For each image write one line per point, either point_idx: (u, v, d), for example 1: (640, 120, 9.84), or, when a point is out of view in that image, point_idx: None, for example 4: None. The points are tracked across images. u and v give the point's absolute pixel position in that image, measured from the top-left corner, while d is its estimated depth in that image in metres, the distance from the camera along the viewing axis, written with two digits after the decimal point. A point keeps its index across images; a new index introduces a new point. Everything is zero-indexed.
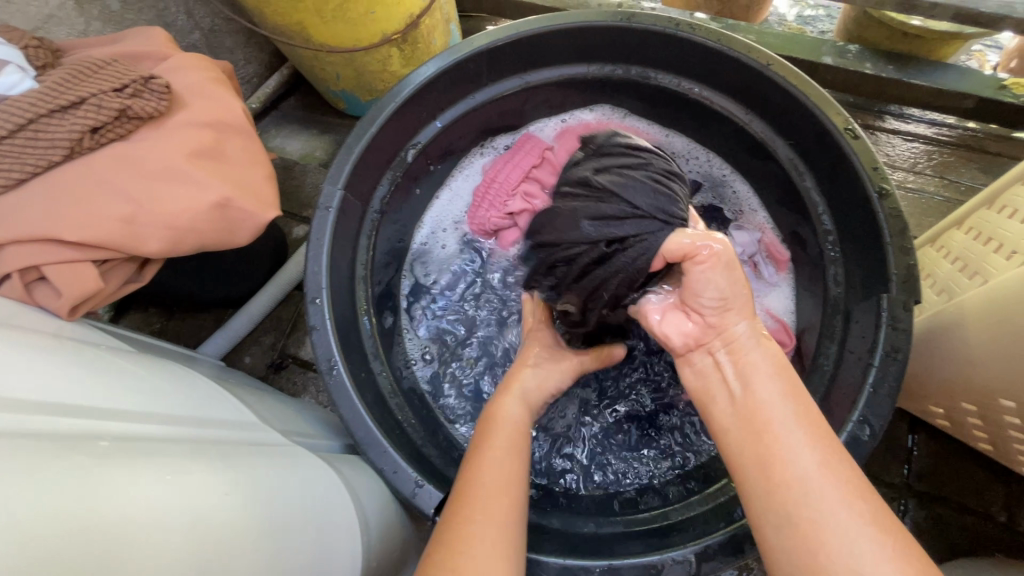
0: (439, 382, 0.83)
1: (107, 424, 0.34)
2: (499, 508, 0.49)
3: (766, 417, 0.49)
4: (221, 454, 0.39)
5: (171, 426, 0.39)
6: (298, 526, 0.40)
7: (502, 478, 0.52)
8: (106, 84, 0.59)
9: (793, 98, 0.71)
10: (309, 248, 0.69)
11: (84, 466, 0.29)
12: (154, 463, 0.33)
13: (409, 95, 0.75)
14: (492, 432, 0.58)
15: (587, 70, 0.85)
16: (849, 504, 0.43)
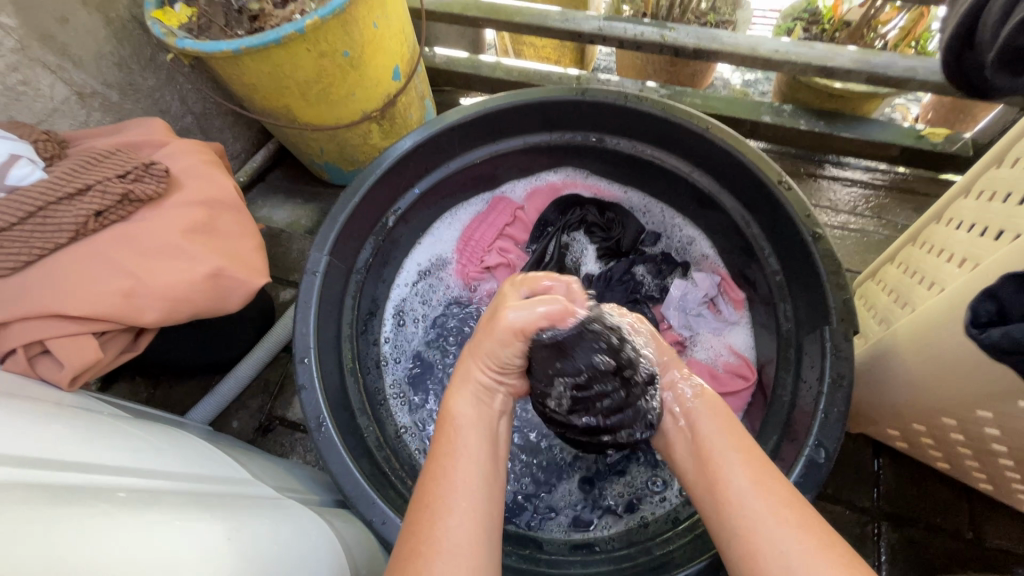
0: (424, 434, 0.85)
1: (114, 480, 0.37)
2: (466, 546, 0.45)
3: (711, 446, 0.55)
4: (226, 508, 0.41)
5: (171, 482, 0.42)
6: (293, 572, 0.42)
7: (456, 490, 0.49)
8: (110, 172, 0.65)
9: (731, 156, 0.80)
10: (297, 311, 0.74)
11: (96, 516, 0.32)
12: (158, 514, 0.36)
13: (388, 168, 0.83)
14: (446, 439, 0.54)
15: (550, 137, 0.94)
16: (776, 510, 0.47)
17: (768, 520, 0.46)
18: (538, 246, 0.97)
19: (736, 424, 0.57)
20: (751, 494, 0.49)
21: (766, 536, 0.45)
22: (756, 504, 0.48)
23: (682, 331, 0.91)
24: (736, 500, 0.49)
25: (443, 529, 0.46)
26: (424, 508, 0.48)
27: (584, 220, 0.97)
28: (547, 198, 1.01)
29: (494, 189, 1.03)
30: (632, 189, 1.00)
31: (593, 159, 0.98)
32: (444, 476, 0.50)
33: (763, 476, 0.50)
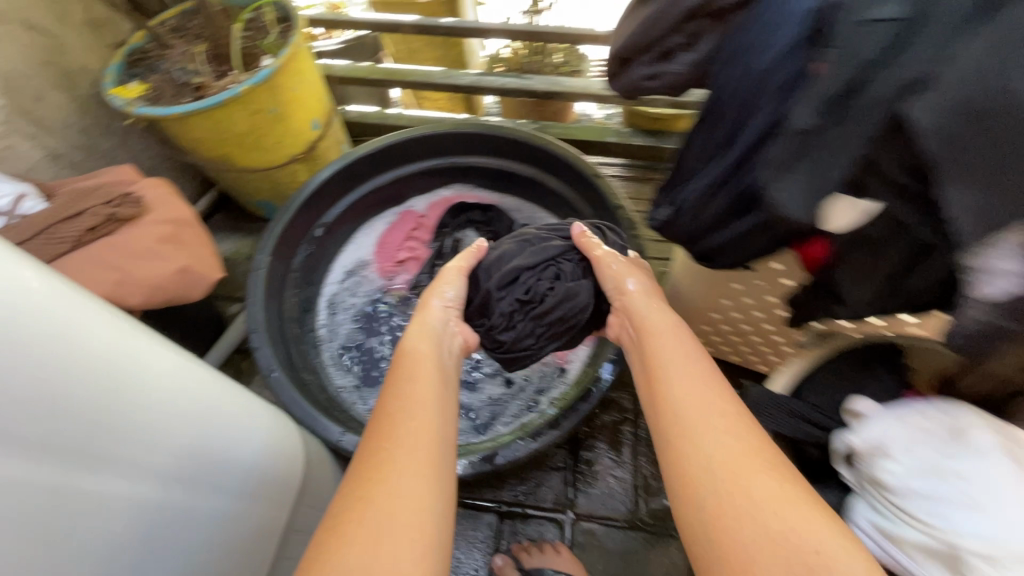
0: (359, 390, 1.08)
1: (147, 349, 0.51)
2: (412, 463, 0.56)
3: (657, 351, 0.67)
4: (194, 400, 0.55)
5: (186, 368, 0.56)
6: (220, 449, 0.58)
7: (411, 407, 0.61)
8: (97, 201, 0.88)
9: (563, 160, 1.13)
10: (248, 298, 0.98)
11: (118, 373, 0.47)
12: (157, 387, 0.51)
13: (312, 190, 1.10)
14: (405, 387, 0.64)
15: (438, 161, 1.25)
16: (710, 398, 0.58)
17: (685, 406, 0.59)
18: (437, 243, 1.25)
19: (691, 337, 0.68)
20: (689, 380, 0.61)
21: (701, 415, 0.57)
22: (682, 389, 0.60)
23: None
24: (673, 387, 0.61)
25: (398, 438, 0.58)
26: (378, 438, 0.58)
27: (471, 220, 1.27)
28: (443, 208, 1.31)
29: (401, 205, 1.31)
30: (507, 195, 1.32)
31: (474, 175, 1.29)
32: (399, 416, 0.60)
33: (702, 368, 0.62)
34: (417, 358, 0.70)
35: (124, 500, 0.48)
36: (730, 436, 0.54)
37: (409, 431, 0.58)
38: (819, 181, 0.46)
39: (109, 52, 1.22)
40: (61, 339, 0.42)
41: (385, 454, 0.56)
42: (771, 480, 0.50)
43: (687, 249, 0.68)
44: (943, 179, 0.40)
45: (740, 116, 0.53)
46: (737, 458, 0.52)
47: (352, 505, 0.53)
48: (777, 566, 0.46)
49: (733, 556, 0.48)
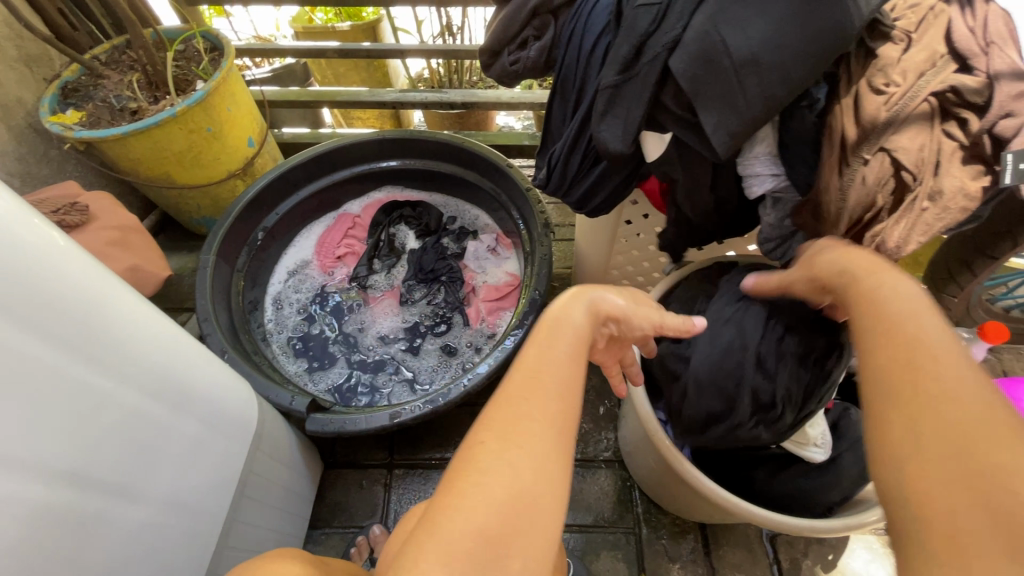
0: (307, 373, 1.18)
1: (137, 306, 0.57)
2: (543, 442, 0.47)
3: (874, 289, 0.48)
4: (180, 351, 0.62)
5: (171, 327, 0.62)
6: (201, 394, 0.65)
7: (552, 392, 0.51)
8: (45, 210, 0.96)
9: (476, 155, 1.29)
10: (196, 292, 1.06)
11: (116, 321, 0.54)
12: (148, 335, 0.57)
13: (250, 196, 1.20)
14: (552, 356, 0.54)
15: (367, 166, 1.39)
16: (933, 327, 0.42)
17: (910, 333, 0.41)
18: (372, 239, 1.37)
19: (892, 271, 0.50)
20: (902, 316, 0.43)
21: (928, 347, 0.40)
22: (908, 317, 0.42)
23: (477, 266, 1.34)
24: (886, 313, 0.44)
25: (532, 434, 0.47)
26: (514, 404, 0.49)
27: (402, 216, 1.41)
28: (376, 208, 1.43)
29: (336, 209, 1.43)
30: (434, 192, 1.46)
31: (401, 177, 1.43)
32: (531, 393, 0.49)
33: (929, 313, 0.43)
34: (567, 330, 0.58)
35: (155, 414, 0.59)
36: (946, 371, 0.38)
37: (545, 404, 0.49)
38: (627, 121, 0.63)
39: (43, 86, 1.30)
40: (65, 282, 0.48)
41: (520, 429, 0.47)
42: (996, 434, 0.34)
43: (564, 201, 0.83)
44: (698, 107, 0.58)
45: (580, 85, 0.71)
46: (960, 394, 0.36)
47: (466, 483, 0.43)
48: (954, 486, 0.33)
49: (928, 520, 0.33)
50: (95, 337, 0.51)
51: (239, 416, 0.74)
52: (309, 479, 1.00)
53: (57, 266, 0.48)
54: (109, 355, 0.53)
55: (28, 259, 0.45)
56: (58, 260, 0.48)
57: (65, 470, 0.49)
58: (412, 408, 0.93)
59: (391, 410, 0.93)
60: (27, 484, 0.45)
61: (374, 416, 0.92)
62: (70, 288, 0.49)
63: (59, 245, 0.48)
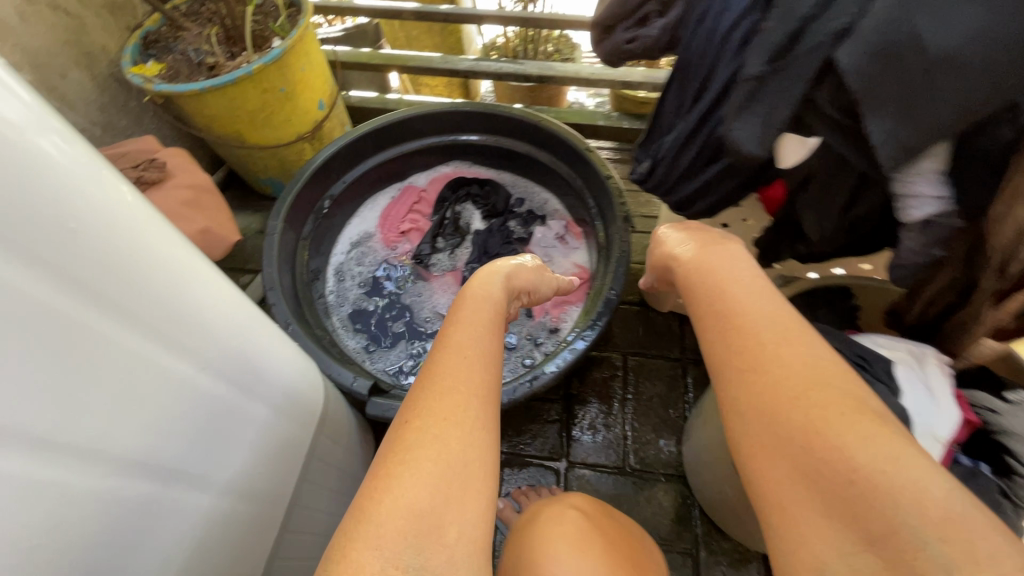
0: (365, 349, 1.16)
1: (220, 280, 0.54)
2: (458, 417, 0.55)
3: (725, 294, 0.55)
4: (257, 329, 0.59)
5: (250, 303, 0.59)
6: (273, 376, 0.62)
7: (467, 391, 0.58)
8: (127, 166, 0.96)
9: (553, 136, 1.21)
10: (264, 257, 1.05)
11: (201, 298, 0.50)
12: (232, 311, 0.54)
13: (320, 161, 1.17)
14: (456, 344, 0.64)
15: (438, 138, 1.33)
16: (770, 327, 0.50)
17: (764, 346, 0.48)
18: (437, 215, 1.33)
19: (751, 263, 0.60)
20: (748, 308, 0.52)
21: (776, 345, 0.48)
22: (746, 326, 0.50)
23: (548, 255, 1.28)
24: (752, 315, 0.51)
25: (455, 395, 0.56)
26: (427, 395, 0.57)
27: (469, 193, 1.35)
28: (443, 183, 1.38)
29: (402, 180, 1.39)
30: (503, 170, 1.39)
31: (471, 152, 1.37)
32: (445, 378, 0.59)
33: (772, 313, 0.51)
34: (470, 317, 0.69)
35: (229, 401, 0.55)
36: (791, 359, 0.46)
37: (456, 388, 0.58)
38: (770, 120, 0.54)
39: (126, 34, 1.29)
40: (155, 256, 0.45)
41: (446, 412, 0.55)
42: (840, 409, 0.42)
43: (663, 201, 0.76)
44: (866, 109, 0.49)
45: (707, 74, 0.62)
46: (820, 373, 0.45)
47: (406, 451, 0.52)
48: (815, 496, 0.40)
49: (797, 548, 0.40)
50: (168, 314, 0.47)
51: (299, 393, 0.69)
52: (362, 459, 0.99)
53: (128, 229, 0.42)
54: (178, 327, 0.48)
55: (119, 228, 0.41)
56: (130, 223, 0.42)
57: (141, 461, 0.46)
58: None
59: None
60: (106, 477, 0.43)
61: None
62: (140, 254, 0.43)
63: (128, 203, 0.42)
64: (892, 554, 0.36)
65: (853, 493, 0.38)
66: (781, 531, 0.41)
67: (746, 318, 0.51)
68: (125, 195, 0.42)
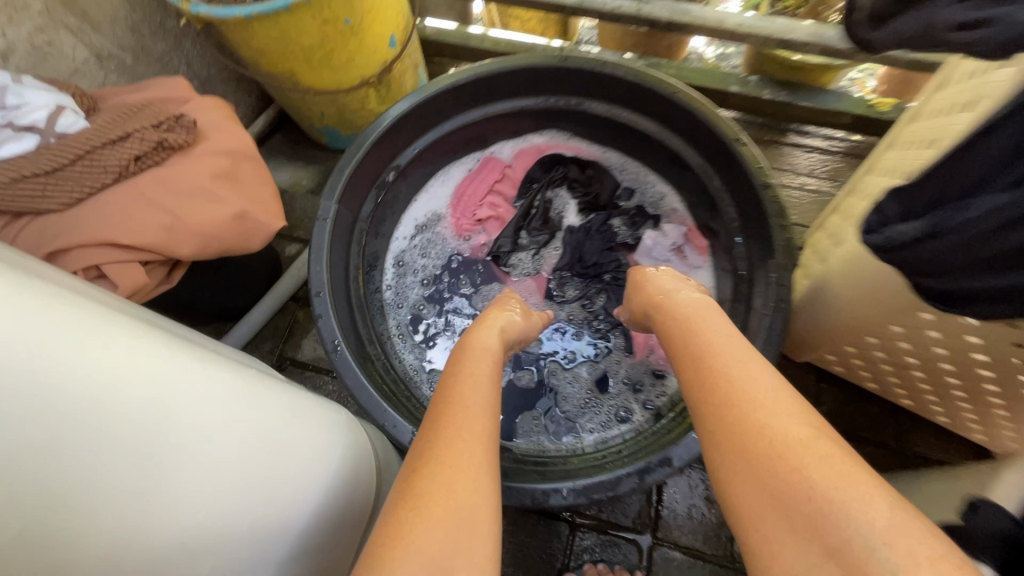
0: (424, 366, 0.98)
1: (187, 367, 0.40)
2: (467, 453, 0.57)
3: (708, 352, 0.57)
4: (253, 424, 0.45)
5: (238, 387, 0.45)
6: (284, 480, 0.48)
7: (473, 416, 0.61)
8: (146, 122, 0.73)
9: (696, 118, 0.90)
10: (312, 252, 0.83)
11: (161, 408, 0.36)
12: (212, 413, 0.41)
13: (388, 126, 0.90)
14: (467, 373, 0.68)
15: (536, 101, 1.02)
16: (750, 376, 0.52)
17: (747, 392, 0.50)
18: (524, 202, 1.10)
19: (728, 320, 0.63)
20: (729, 363, 0.54)
21: (752, 390, 0.50)
22: (727, 376, 0.53)
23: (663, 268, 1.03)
24: (726, 372, 0.54)
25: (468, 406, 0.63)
26: (440, 431, 0.59)
27: (566, 177, 1.11)
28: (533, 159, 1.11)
29: (484, 149, 1.12)
30: (611, 148, 1.10)
31: (573, 122, 1.07)
32: (457, 407, 0.62)
33: (751, 368, 0.53)
34: (475, 360, 0.71)
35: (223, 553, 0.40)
36: (748, 392, 0.50)
37: (466, 410, 0.62)
38: None
39: None
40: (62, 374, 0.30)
41: (455, 450, 0.56)
42: (801, 436, 0.45)
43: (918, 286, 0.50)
44: None
45: None
46: (772, 417, 0.47)
47: (423, 470, 0.55)
48: (791, 519, 0.42)
49: (773, 564, 0.42)
50: (113, 455, 0.32)
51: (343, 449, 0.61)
52: None
53: (48, 338, 0.30)
54: (183, 417, 0.37)
55: None
56: (51, 332, 0.30)
57: None
58: (565, 492, 0.69)
59: (534, 486, 0.70)
60: None
61: (515, 488, 0.70)
62: (87, 362, 0.32)
63: None
64: (850, 563, 0.38)
65: (811, 510, 0.41)
66: (762, 560, 0.42)
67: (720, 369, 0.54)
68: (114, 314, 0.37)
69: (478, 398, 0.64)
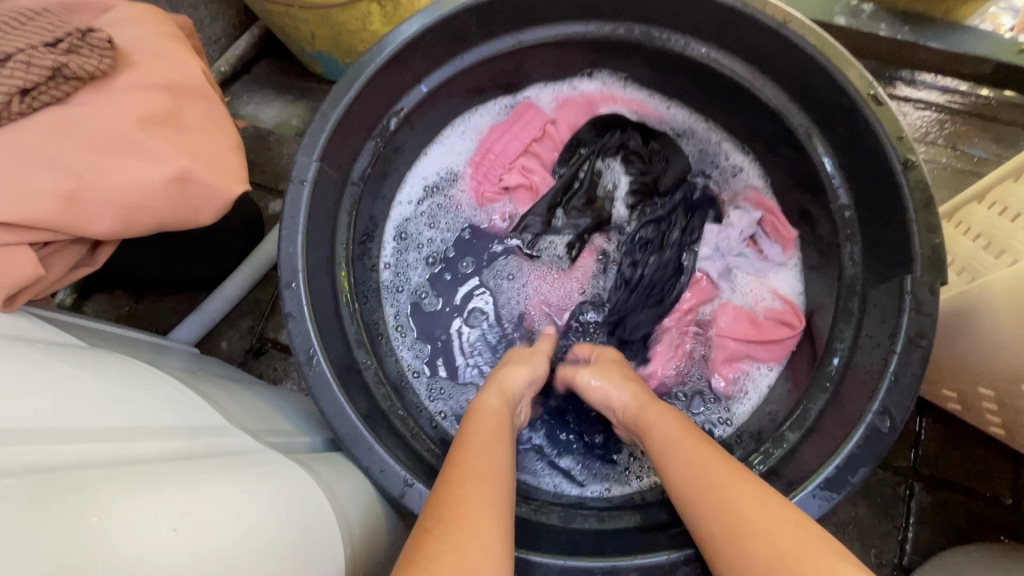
0: (425, 370, 0.79)
1: (52, 445, 0.32)
2: (487, 522, 0.41)
3: (675, 459, 0.50)
4: (202, 474, 0.36)
5: (148, 443, 0.36)
6: (294, 533, 0.38)
7: (489, 474, 0.45)
8: (35, 38, 0.51)
9: (812, 62, 0.65)
10: (283, 226, 0.62)
11: (30, 503, 0.27)
12: (133, 482, 0.32)
13: (390, 56, 0.67)
14: (472, 423, 0.53)
15: (586, 29, 0.77)
16: (723, 477, 0.46)
17: (732, 504, 0.43)
18: (566, 170, 0.85)
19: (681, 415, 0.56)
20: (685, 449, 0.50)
21: (730, 493, 0.44)
22: (704, 485, 0.46)
23: (736, 267, 0.80)
24: (698, 471, 0.47)
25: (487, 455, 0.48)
26: (449, 495, 0.42)
27: (624, 146, 0.85)
28: (581, 112, 0.88)
29: (519, 92, 0.88)
30: (677, 104, 0.86)
31: (634, 60, 0.81)
32: (466, 460, 0.46)
33: (721, 467, 0.47)
34: (483, 410, 0.55)
35: None
36: (701, 473, 0.47)
37: (479, 464, 0.46)
38: None
39: None
40: None
41: (467, 514, 0.41)
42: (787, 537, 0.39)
43: None
44: None
45: None
46: (746, 523, 0.41)
47: (427, 546, 0.38)
48: None
49: None
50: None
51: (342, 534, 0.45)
52: None
53: None
54: (88, 495, 0.30)
55: None
56: (29, 496, 0.27)
57: None
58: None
59: (555, 563, 0.52)
60: None
61: (531, 564, 0.52)
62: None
63: None
64: None
65: None
66: None
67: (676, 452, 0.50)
68: (14, 475, 0.28)
69: (500, 451, 0.49)
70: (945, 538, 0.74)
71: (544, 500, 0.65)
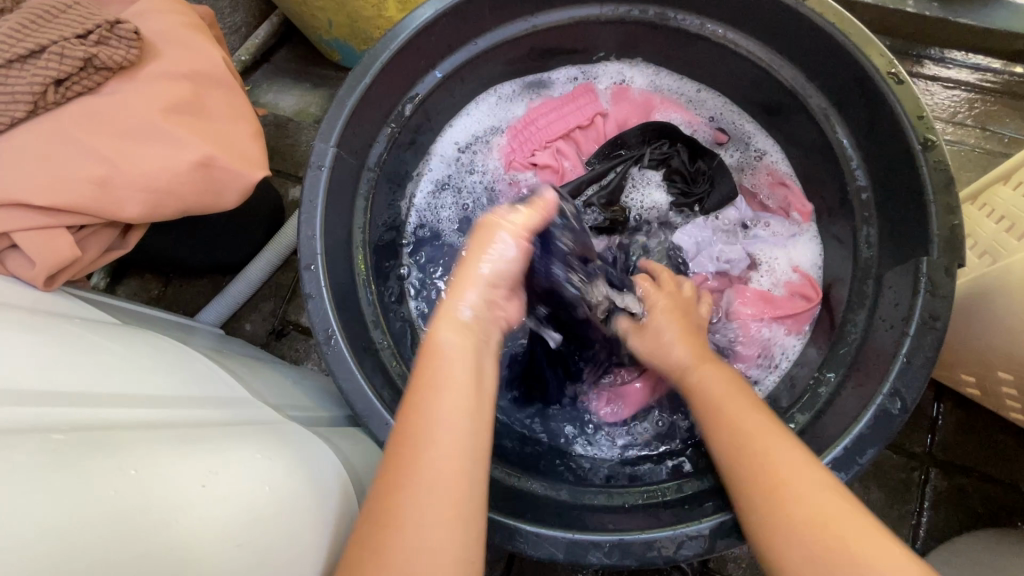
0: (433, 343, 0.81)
1: (87, 410, 0.34)
2: (433, 511, 0.42)
3: (727, 416, 0.55)
4: (221, 443, 0.38)
5: (174, 412, 0.38)
6: (309, 501, 0.40)
7: (440, 463, 0.44)
8: (67, 30, 0.54)
9: (830, 41, 0.63)
10: (302, 211, 0.64)
11: (65, 464, 0.29)
12: (160, 448, 0.34)
13: (404, 41, 0.68)
14: (429, 370, 0.48)
15: (600, 11, 0.76)
16: (784, 445, 0.51)
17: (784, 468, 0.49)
18: (601, 164, 0.84)
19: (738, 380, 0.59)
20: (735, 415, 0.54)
21: (785, 458, 0.50)
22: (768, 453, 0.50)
23: (734, 265, 0.79)
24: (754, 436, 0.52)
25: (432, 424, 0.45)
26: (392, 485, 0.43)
27: (667, 161, 0.84)
28: (636, 108, 0.87)
29: (580, 71, 0.88)
30: (709, 89, 0.85)
31: (649, 41, 0.81)
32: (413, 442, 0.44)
33: (784, 438, 0.51)
34: (443, 358, 0.48)
35: None
36: (755, 438, 0.52)
37: (429, 450, 0.44)
38: None
39: None
40: None
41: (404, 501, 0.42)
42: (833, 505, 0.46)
43: None
44: None
45: None
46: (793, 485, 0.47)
47: (372, 534, 0.41)
48: None
49: None
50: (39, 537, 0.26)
51: (355, 498, 0.48)
52: None
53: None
54: (123, 459, 0.32)
55: None
56: (73, 449, 0.30)
57: None
58: (606, 548, 0.53)
59: (566, 536, 0.54)
60: None
61: (544, 536, 0.54)
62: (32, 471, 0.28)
63: None
64: None
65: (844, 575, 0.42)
66: None
67: (727, 411, 0.55)
68: (62, 433, 0.31)
69: (455, 417, 0.45)
70: (961, 524, 0.74)
71: (556, 478, 0.67)
